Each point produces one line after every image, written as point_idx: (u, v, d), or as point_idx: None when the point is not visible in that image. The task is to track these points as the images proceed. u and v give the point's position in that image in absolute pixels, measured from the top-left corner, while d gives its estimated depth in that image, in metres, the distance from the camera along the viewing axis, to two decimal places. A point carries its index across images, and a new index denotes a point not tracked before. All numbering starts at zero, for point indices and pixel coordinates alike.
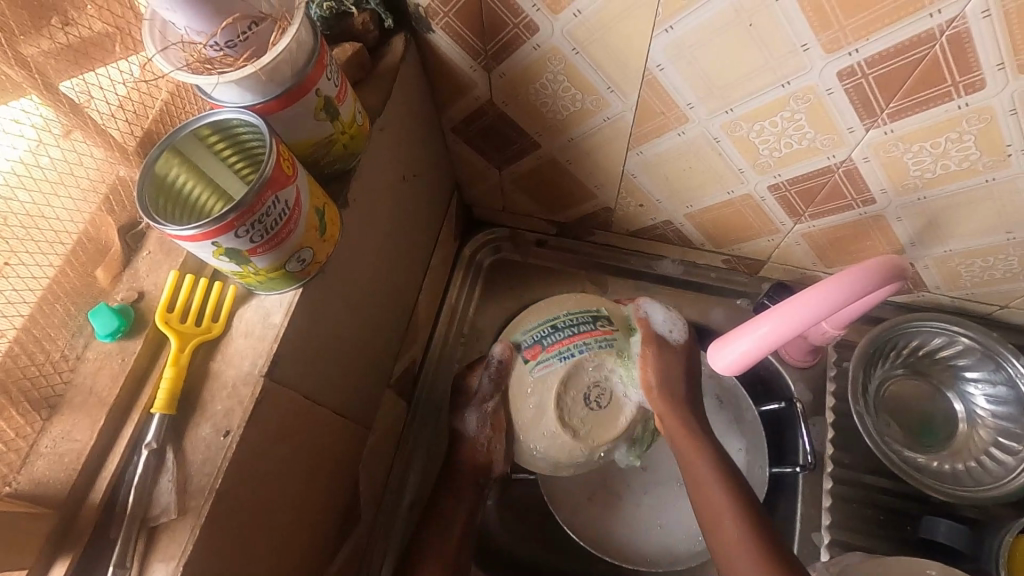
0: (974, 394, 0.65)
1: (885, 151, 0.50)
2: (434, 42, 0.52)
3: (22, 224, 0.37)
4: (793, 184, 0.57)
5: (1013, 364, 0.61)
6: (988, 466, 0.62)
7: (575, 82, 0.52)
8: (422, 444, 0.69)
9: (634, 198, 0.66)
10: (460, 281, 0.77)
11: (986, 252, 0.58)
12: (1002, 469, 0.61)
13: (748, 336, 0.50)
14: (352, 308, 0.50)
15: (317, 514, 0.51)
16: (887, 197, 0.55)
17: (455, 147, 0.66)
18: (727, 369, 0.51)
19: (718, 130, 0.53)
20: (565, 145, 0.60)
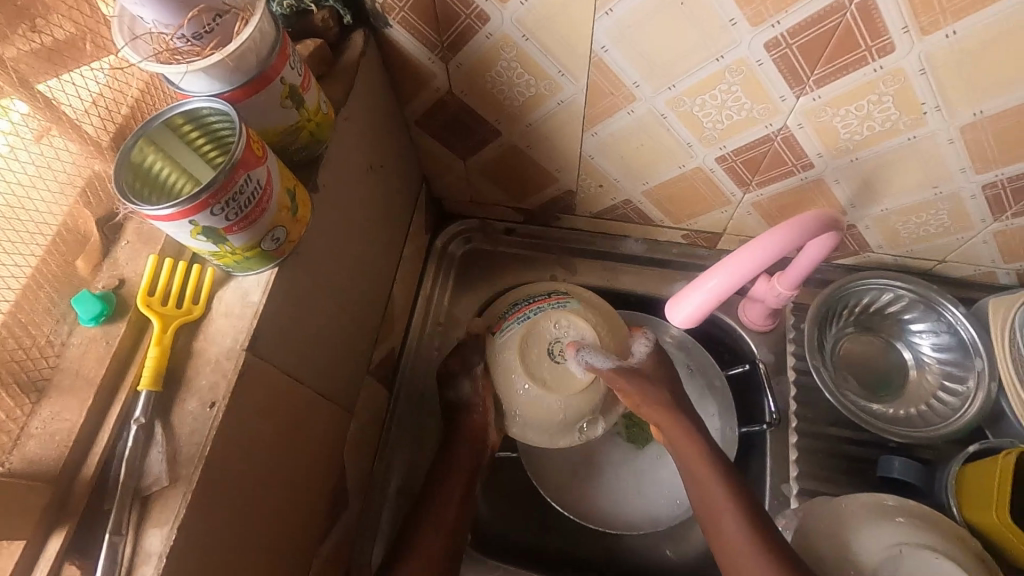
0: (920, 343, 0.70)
1: (816, 117, 0.54)
2: (392, 36, 0.55)
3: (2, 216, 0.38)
4: (738, 155, 0.61)
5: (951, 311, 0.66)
6: (937, 408, 0.67)
7: (528, 67, 0.55)
8: (406, 429, 0.71)
9: (594, 180, 0.69)
10: (434, 272, 0.80)
11: (919, 208, 0.63)
12: (950, 409, 0.65)
13: (699, 291, 0.53)
14: (329, 293, 0.52)
15: (305, 494, 0.52)
16: (823, 161, 0.59)
17: (421, 140, 0.69)
18: (683, 324, 0.56)
19: (664, 107, 0.57)
20: (524, 130, 0.64)
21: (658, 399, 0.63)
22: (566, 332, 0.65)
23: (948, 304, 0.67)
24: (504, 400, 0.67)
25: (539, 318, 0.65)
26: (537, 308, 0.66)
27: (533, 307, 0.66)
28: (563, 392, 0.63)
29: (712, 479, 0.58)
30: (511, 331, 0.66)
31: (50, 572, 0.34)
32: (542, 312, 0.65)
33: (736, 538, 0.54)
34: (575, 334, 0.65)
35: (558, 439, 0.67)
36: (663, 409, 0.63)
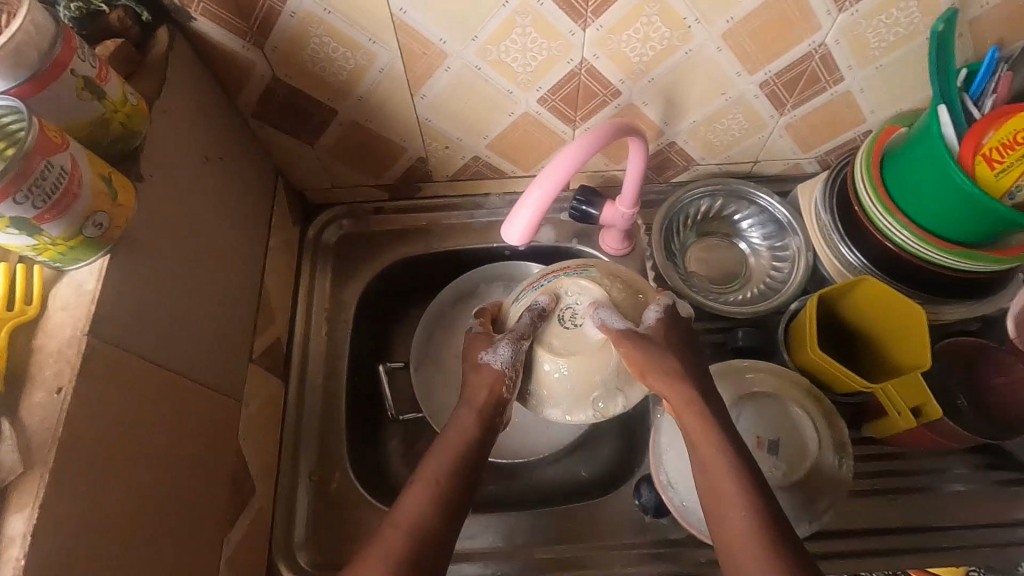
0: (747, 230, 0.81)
1: (605, 46, 0.61)
2: (200, 29, 0.56)
3: None
4: (554, 94, 0.67)
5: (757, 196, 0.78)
6: (776, 278, 0.78)
7: (339, 41, 0.59)
8: (307, 413, 0.73)
9: (439, 142, 0.74)
10: (310, 261, 0.82)
11: (719, 114, 0.72)
12: (784, 275, 0.77)
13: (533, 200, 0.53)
14: (182, 281, 0.53)
15: (198, 480, 0.53)
16: (627, 86, 0.67)
17: (263, 132, 0.70)
18: (519, 243, 0.55)
19: (475, 59, 0.62)
20: (358, 104, 0.67)
21: (669, 368, 0.56)
22: (580, 299, 0.60)
23: (756, 191, 0.79)
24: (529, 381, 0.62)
25: (559, 287, 0.61)
26: (552, 280, 0.62)
27: (547, 276, 0.63)
28: (582, 356, 0.59)
29: (704, 440, 0.54)
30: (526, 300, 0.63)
31: None
32: (557, 279, 0.61)
33: (732, 508, 0.50)
34: (590, 299, 0.60)
35: (572, 414, 0.62)
36: (673, 377, 0.56)
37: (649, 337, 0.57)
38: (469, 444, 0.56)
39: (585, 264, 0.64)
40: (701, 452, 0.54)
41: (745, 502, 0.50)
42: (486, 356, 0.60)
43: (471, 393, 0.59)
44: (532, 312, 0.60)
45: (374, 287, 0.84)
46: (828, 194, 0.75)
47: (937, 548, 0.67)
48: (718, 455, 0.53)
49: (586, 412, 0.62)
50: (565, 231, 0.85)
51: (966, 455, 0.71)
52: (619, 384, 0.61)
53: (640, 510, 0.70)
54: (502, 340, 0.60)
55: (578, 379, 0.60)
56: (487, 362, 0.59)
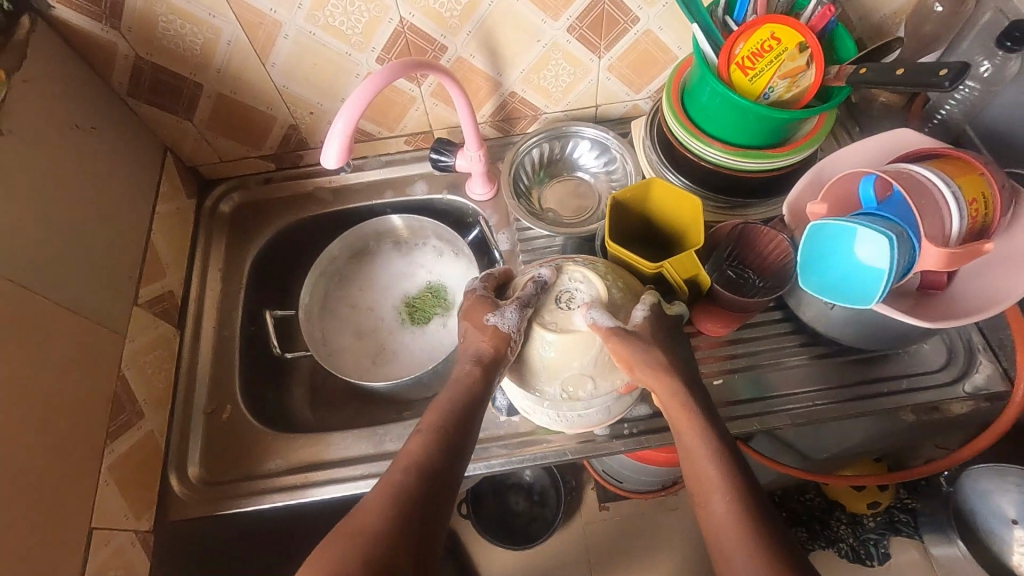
0: (584, 158, 0.93)
1: (416, 3, 0.71)
2: (59, 15, 0.66)
3: None
4: (388, 52, 0.77)
5: (581, 129, 0.89)
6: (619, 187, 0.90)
7: (183, 17, 0.69)
8: (203, 357, 0.82)
9: (303, 108, 0.84)
10: (206, 230, 0.91)
11: (542, 61, 0.82)
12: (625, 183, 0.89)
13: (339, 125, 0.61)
14: (48, 223, 0.62)
15: (76, 393, 0.62)
16: (449, 40, 0.77)
17: (143, 111, 0.80)
18: (337, 166, 0.63)
19: (307, 25, 0.72)
20: (218, 76, 0.77)
21: (656, 365, 0.59)
22: (584, 284, 0.63)
23: (577, 126, 0.89)
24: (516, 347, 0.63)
25: (563, 268, 0.64)
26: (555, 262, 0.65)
27: (555, 261, 0.66)
28: (568, 335, 0.60)
29: (686, 421, 0.58)
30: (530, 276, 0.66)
31: None
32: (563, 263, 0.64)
33: (707, 469, 0.55)
34: (589, 291, 0.62)
35: (542, 389, 0.63)
36: (661, 372, 0.59)
37: (636, 334, 0.60)
38: (458, 403, 0.59)
39: (593, 258, 0.67)
40: (685, 442, 0.58)
41: (721, 468, 0.55)
42: (492, 317, 0.61)
43: (468, 348, 0.62)
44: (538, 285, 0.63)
45: (269, 249, 0.93)
46: (651, 132, 0.85)
47: (774, 413, 0.75)
48: (698, 436, 0.57)
49: (554, 389, 0.63)
50: (436, 184, 0.94)
51: (789, 334, 0.78)
52: (594, 372, 0.62)
53: (496, 412, 0.75)
54: (508, 304, 0.61)
55: (559, 356, 0.61)
56: (493, 324, 0.61)
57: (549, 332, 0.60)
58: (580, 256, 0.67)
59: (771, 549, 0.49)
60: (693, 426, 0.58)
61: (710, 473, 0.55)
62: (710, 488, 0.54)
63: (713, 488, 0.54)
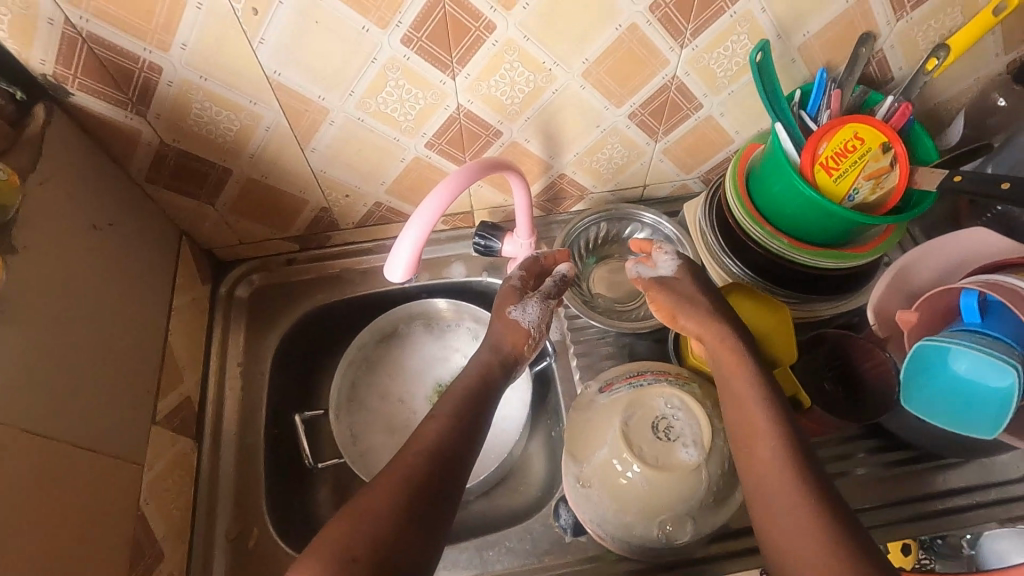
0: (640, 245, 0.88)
1: (476, 91, 0.66)
2: (79, 103, 0.58)
3: None
4: (439, 138, 0.71)
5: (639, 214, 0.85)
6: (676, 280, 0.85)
7: (220, 104, 0.62)
8: (222, 471, 0.72)
9: (338, 191, 0.77)
10: (222, 319, 0.82)
11: (599, 145, 0.77)
12: None
13: (410, 233, 0.56)
14: (63, 346, 0.53)
15: (91, 549, 0.52)
16: (506, 126, 0.72)
17: (160, 196, 0.72)
18: (404, 277, 0.57)
19: (357, 111, 0.66)
20: (251, 161, 0.70)
21: (699, 317, 0.59)
22: (678, 413, 0.57)
23: (637, 210, 0.85)
24: (601, 476, 0.58)
25: (657, 390, 0.59)
26: (640, 384, 0.60)
27: (644, 377, 0.61)
28: (666, 474, 0.54)
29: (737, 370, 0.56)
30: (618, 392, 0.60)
31: None
32: (655, 383, 0.59)
33: (763, 445, 0.51)
34: (688, 421, 0.57)
35: (631, 526, 0.57)
36: (707, 319, 0.59)
37: (675, 282, 0.62)
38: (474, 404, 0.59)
39: (682, 374, 0.62)
40: (735, 388, 0.55)
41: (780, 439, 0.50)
42: (517, 313, 0.70)
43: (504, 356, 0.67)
44: (626, 417, 0.57)
45: (292, 338, 0.85)
46: (710, 214, 0.79)
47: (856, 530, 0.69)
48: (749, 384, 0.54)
49: (646, 529, 0.57)
50: (475, 265, 0.88)
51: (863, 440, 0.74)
52: (693, 513, 0.56)
53: (559, 533, 0.69)
54: (531, 301, 0.70)
55: (654, 495, 0.55)
56: (513, 317, 0.69)
57: (643, 473, 0.54)
58: (669, 372, 0.62)
59: (835, 536, 0.44)
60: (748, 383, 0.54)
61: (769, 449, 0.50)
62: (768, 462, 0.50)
63: (771, 471, 0.49)
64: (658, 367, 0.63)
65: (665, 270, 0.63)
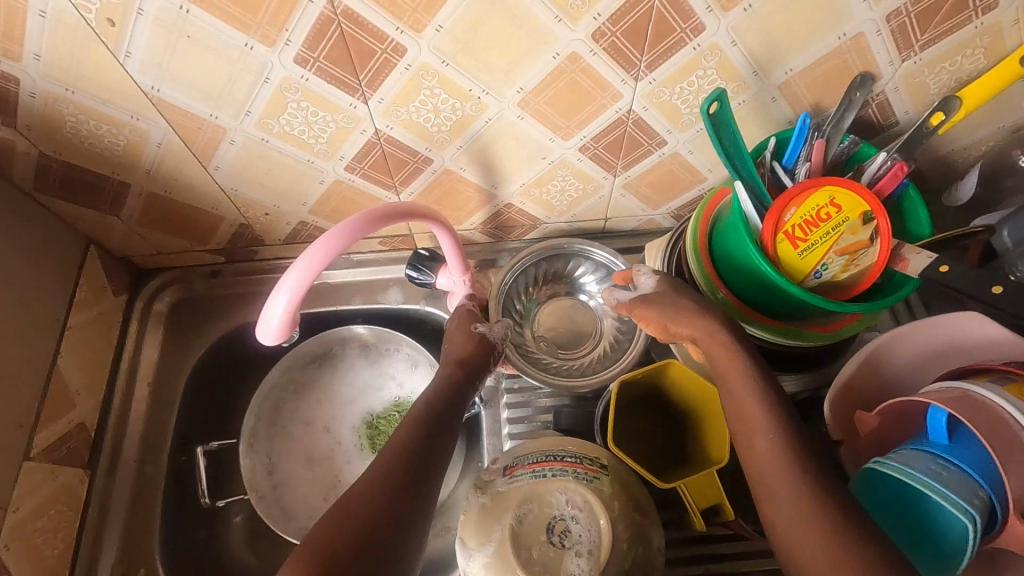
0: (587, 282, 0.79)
1: (395, 117, 0.57)
2: None
3: None
4: (361, 162, 0.63)
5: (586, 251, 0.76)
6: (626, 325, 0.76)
7: (97, 118, 0.54)
8: (113, 504, 0.68)
9: (256, 209, 0.70)
10: (135, 334, 0.76)
11: (548, 176, 0.68)
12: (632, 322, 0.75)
13: (281, 293, 0.49)
14: None
15: None
16: (435, 154, 0.63)
17: (55, 205, 0.66)
18: (278, 337, 0.51)
19: (258, 131, 0.58)
20: (149, 176, 0.63)
21: (691, 307, 0.55)
22: (576, 517, 0.50)
23: (584, 245, 0.76)
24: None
25: (559, 486, 0.51)
26: (541, 476, 0.52)
27: (551, 466, 0.54)
28: None
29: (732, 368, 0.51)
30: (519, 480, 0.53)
31: None
32: (559, 475, 0.52)
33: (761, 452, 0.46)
34: (586, 528, 0.49)
35: None
36: (697, 319, 0.55)
37: (655, 296, 0.59)
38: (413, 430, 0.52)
39: (595, 464, 0.54)
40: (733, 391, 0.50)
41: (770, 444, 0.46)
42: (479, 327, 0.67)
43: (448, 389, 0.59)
44: (518, 515, 0.51)
45: (210, 357, 0.79)
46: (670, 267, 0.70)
47: None
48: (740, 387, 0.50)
49: None
50: (414, 292, 0.81)
51: None
52: None
53: None
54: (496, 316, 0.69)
55: None
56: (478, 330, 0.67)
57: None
58: (582, 459, 0.54)
59: (852, 546, 0.39)
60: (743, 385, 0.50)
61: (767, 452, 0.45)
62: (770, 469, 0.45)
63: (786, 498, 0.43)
64: (573, 451, 0.55)
65: (646, 285, 0.60)
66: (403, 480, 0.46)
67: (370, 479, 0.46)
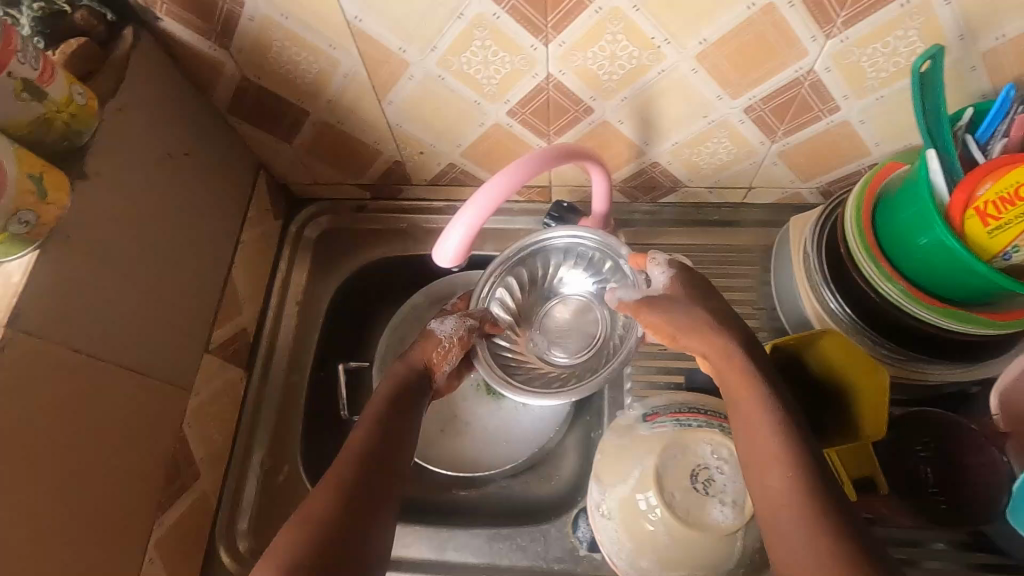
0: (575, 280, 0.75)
1: (570, 62, 0.59)
2: (167, 29, 0.58)
3: None
4: (523, 107, 0.65)
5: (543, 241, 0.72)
6: (626, 323, 0.71)
7: (300, 45, 0.59)
8: (265, 407, 0.75)
9: (413, 148, 0.73)
10: (288, 256, 0.83)
11: (703, 137, 0.67)
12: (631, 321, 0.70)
13: (456, 226, 0.52)
14: (125, 274, 0.55)
15: (128, 466, 0.56)
16: (599, 104, 0.64)
17: (240, 128, 0.72)
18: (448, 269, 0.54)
19: (438, 68, 0.61)
20: (328, 106, 0.67)
21: (695, 321, 0.54)
22: (723, 468, 0.51)
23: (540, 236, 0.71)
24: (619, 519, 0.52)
25: (706, 436, 0.53)
26: (688, 425, 0.53)
27: (695, 416, 0.54)
28: (692, 533, 0.49)
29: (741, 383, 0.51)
30: (663, 426, 0.54)
31: None
32: (705, 426, 0.53)
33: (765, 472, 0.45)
34: (732, 479, 0.51)
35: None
36: (702, 332, 0.53)
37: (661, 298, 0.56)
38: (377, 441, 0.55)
39: None
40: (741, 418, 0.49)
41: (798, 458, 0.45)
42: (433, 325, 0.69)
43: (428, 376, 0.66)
44: (662, 458, 0.52)
45: (350, 286, 0.85)
46: (819, 232, 0.68)
47: None
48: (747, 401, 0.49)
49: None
50: None
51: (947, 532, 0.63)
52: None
53: (575, 544, 0.67)
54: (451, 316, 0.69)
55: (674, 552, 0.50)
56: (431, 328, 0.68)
57: (661, 524, 0.50)
58: (724, 415, 0.55)
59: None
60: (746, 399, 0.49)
61: (775, 470, 0.45)
62: (776, 497, 0.44)
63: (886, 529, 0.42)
64: (713, 405, 0.56)
65: (657, 281, 0.58)
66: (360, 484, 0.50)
67: (332, 491, 0.49)
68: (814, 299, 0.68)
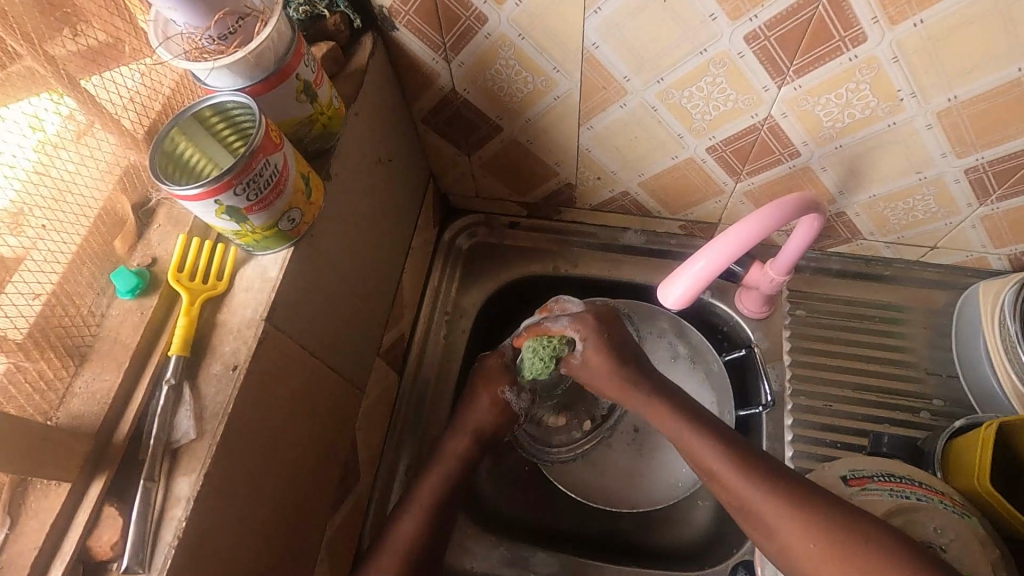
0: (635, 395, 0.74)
1: (797, 106, 0.57)
2: (399, 39, 0.59)
3: (55, 185, 0.42)
4: (727, 144, 0.64)
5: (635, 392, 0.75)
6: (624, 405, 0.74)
7: (525, 65, 0.59)
8: (414, 413, 0.74)
9: (592, 172, 0.73)
10: (441, 264, 0.82)
11: (906, 193, 0.65)
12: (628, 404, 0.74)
13: (685, 273, 0.56)
14: (340, 274, 0.56)
15: (318, 463, 0.56)
16: (809, 149, 0.62)
17: (427, 136, 0.73)
18: (673, 306, 0.59)
19: (654, 99, 0.60)
20: (524, 126, 0.67)
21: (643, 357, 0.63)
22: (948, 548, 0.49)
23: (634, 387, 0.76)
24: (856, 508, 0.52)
25: (928, 510, 0.50)
26: (906, 497, 0.51)
27: (912, 488, 0.52)
28: None
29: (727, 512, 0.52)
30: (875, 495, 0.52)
31: (92, 513, 0.38)
32: (929, 503, 0.51)
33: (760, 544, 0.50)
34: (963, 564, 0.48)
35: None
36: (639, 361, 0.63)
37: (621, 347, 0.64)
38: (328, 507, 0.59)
39: (957, 499, 0.52)
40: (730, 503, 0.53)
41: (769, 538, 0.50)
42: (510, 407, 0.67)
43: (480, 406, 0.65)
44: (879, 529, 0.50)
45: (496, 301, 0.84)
46: (1018, 301, 0.63)
47: None
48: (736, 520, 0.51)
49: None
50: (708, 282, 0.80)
51: None
52: None
53: None
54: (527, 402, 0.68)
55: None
56: (506, 400, 0.66)
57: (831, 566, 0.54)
58: (935, 486, 0.53)
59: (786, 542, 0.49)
60: (744, 485, 0.52)
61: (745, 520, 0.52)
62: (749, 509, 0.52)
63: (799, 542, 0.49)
64: (919, 475, 0.54)
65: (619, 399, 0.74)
66: (308, 549, 0.55)
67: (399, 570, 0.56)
68: (1014, 372, 0.63)
